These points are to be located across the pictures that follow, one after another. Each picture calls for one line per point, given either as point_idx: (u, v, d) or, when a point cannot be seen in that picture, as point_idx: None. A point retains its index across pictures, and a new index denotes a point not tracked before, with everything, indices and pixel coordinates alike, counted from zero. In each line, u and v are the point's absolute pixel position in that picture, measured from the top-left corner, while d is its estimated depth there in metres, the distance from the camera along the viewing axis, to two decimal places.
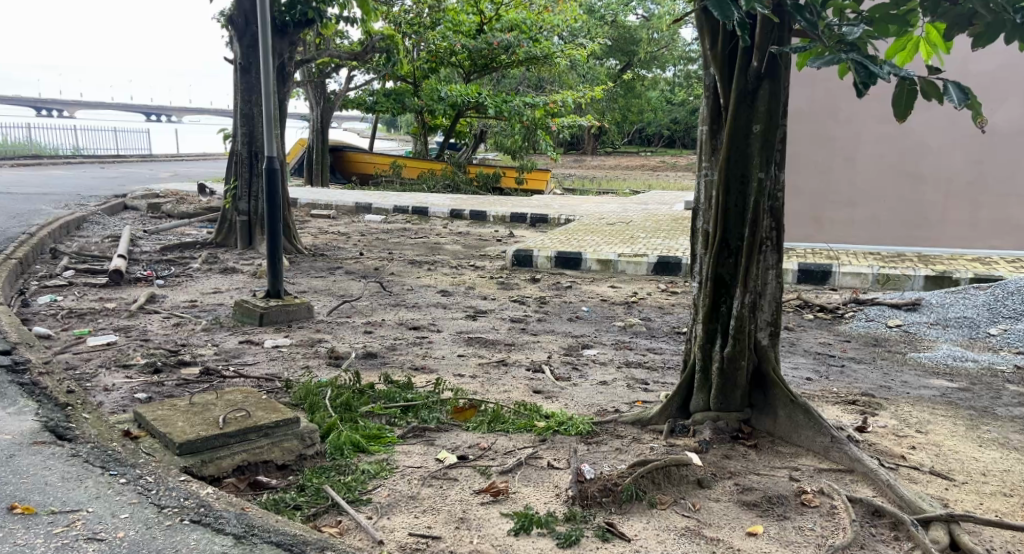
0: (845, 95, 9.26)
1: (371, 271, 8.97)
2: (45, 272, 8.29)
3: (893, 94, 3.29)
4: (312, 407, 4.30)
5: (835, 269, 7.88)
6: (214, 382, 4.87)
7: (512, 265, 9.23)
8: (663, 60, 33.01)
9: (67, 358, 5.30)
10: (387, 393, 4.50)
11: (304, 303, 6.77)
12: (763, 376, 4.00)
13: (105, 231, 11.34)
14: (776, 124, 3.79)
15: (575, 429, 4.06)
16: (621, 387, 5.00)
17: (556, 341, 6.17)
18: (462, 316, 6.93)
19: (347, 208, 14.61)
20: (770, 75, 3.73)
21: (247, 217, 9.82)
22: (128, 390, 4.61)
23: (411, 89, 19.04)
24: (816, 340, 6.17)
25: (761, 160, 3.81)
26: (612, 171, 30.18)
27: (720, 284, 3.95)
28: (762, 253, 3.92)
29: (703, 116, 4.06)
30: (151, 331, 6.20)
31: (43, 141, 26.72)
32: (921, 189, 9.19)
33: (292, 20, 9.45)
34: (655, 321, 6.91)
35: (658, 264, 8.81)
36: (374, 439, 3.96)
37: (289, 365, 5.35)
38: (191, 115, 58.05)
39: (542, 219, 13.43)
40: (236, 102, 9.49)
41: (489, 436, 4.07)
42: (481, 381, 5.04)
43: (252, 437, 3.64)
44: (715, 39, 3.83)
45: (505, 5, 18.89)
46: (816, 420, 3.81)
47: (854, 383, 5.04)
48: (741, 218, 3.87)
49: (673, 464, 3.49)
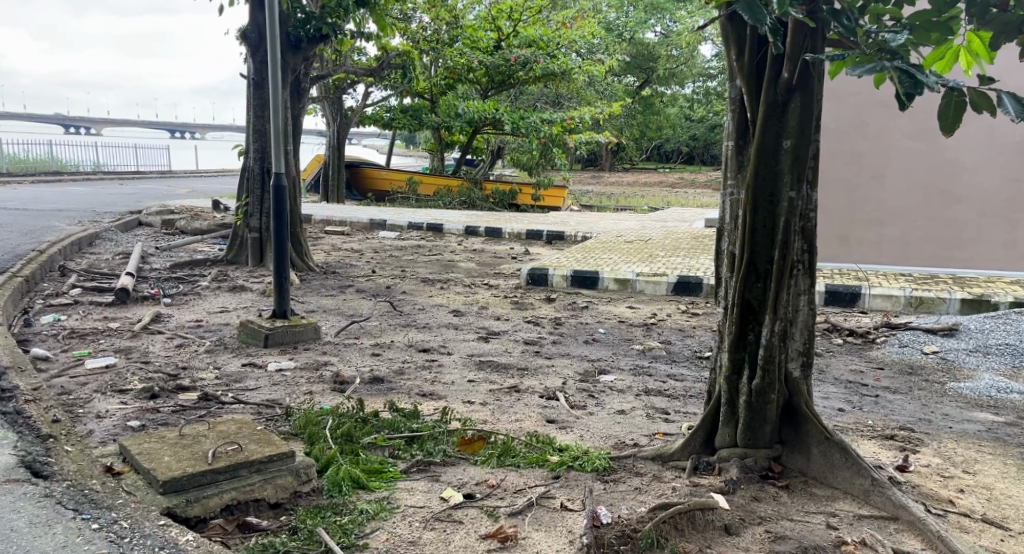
0: (874, 109, 8.94)
1: (383, 290, 8.74)
2: (51, 290, 8.12)
3: (940, 105, 3.03)
4: (312, 438, 4.04)
5: (865, 291, 7.55)
6: (211, 409, 4.64)
7: (527, 284, 8.99)
8: (681, 77, 32.30)
9: (61, 382, 5.09)
10: (392, 422, 4.25)
11: (310, 323, 6.53)
12: (794, 410, 3.71)
13: (116, 247, 11.19)
14: (809, 139, 3.52)
15: (590, 465, 3.77)
16: (640, 417, 4.71)
17: (572, 366, 5.89)
18: (473, 338, 6.68)
19: (362, 224, 14.44)
20: (802, 87, 3.46)
21: (258, 233, 9.62)
22: (121, 417, 4.38)
23: (428, 106, 18.80)
24: (847, 367, 5.86)
25: (792, 178, 3.53)
26: (631, 188, 29.86)
27: (748, 309, 3.66)
28: (794, 278, 3.64)
29: (729, 130, 3.81)
30: (152, 352, 5.99)
31: (64, 157, 26.86)
32: (954, 208, 8.85)
33: (306, 36, 9.24)
34: (676, 345, 6.62)
35: (678, 283, 8.51)
36: (375, 474, 3.69)
37: (292, 390, 5.11)
38: (212, 132, 58.53)
39: (558, 236, 13.17)
40: (249, 118, 9.34)
41: (498, 473, 3.79)
42: (492, 409, 4.78)
43: (243, 473, 3.42)
44: (741, 49, 3.58)
45: (523, 22, 18.76)
46: (854, 460, 3.51)
47: (890, 415, 4.75)
48: (770, 240, 3.59)
49: (698, 508, 3.22)
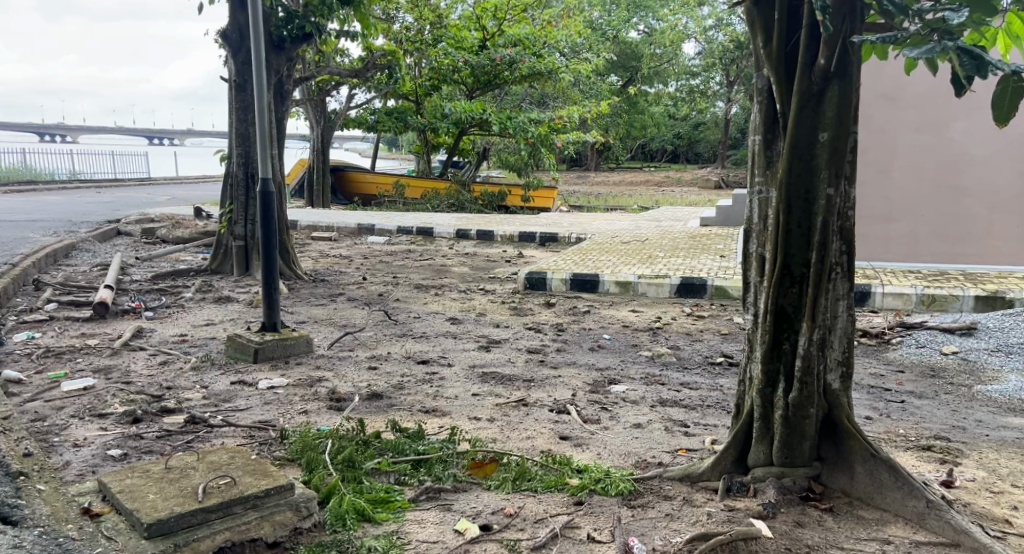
0: (878, 103, 8.73)
1: (375, 298, 8.41)
2: (25, 306, 7.74)
3: (995, 93, 2.75)
4: (310, 464, 3.72)
5: (876, 289, 7.29)
6: (200, 433, 4.32)
7: (524, 288, 8.69)
8: (665, 76, 32.18)
9: (35, 408, 4.75)
10: (395, 444, 3.94)
11: (302, 336, 6.21)
12: (835, 425, 3.42)
13: (94, 259, 10.80)
14: (847, 131, 3.24)
15: (614, 489, 3.48)
16: (659, 431, 4.43)
17: (579, 376, 5.59)
18: (473, 347, 6.36)
19: (349, 229, 14.10)
20: (840, 74, 3.17)
21: (244, 241, 9.26)
22: (101, 448, 4.05)
23: (414, 107, 18.49)
24: (867, 371, 5.59)
25: (829, 174, 3.25)
26: (618, 187, 29.65)
27: (782, 317, 3.39)
28: (832, 282, 3.35)
29: (756, 124, 3.52)
30: (135, 371, 5.64)
31: (38, 166, 26.27)
32: (964, 202, 8.63)
33: (290, 35, 8.92)
34: (685, 350, 6.34)
35: (680, 285, 8.24)
36: (381, 503, 3.39)
37: (285, 410, 4.78)
38: (193, 138, 57.97)
39: (552, 238, 12.90)
40: (231, 121, 8.99)
41: (515, 499, 3.49)
42: (501, 426, 4.48)
43: (237, 510, 3.12)
44: (769, 35, 3.30)
45: (509, 21, 18.52)
46: (904, 480, 3.24)
47: (922, 422, 4.49)
48: (806, 241, 3.31)
49: (740, 538, 2.98)
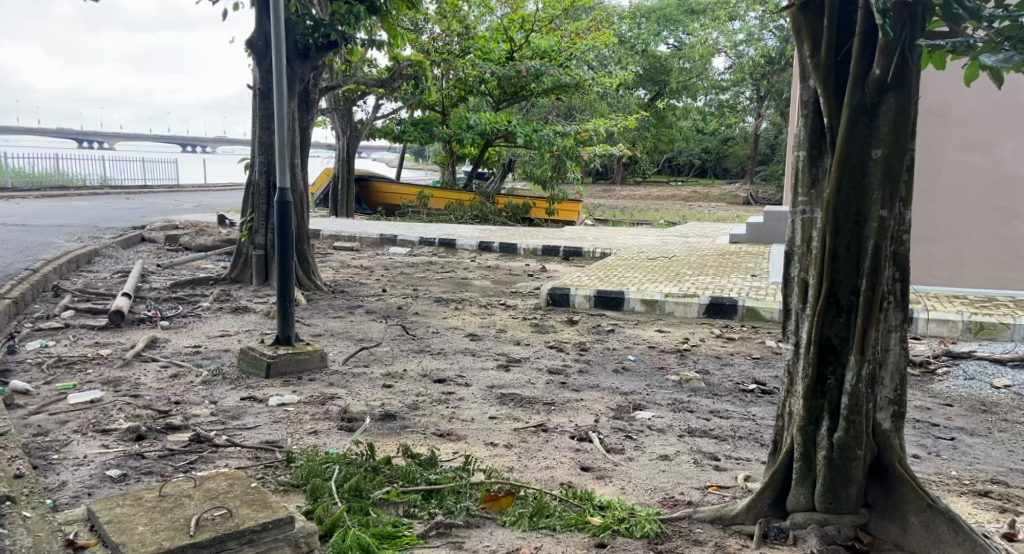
0: (924, 120, 8.40)
1: (394, 311, 8.18)
2: (41, 313, 7.61)
3: None
4: (315, 492, 3.50)
5: (919, 315, 6.94)
6: (203, 453, 4.11)
7: (546, 304, 8.44)
8: (694, 91, 31.85)
9: (38, 422, 4.58)
10: (406, 472, 3.68)
11: (316, 350, 6.00)
12: (885, 468, 3.13)
13: (116, 266, 10.69)
14: (903, 147, 2.97)
15: (639, 530, 3.21)
16: (687, 465, 4.14)
17: (603, 401, 5.32)
18: (493, 366, 6.11)
19: (371, 239, 13.92)
20: (898, 85, 2.91)
21: (264, 250, 9.11)
22: (99, 468, 3.85)
23: (440, 118, 18.39)
24: (912, 404, 5.25)
25: (882, 195, 2.98)
26: (645, 202, 29.26)
27: (827, 348, 3.11)
28: (884, 311, 3.07)
29: (800, 139, 3.25)
30: (144, 384, 5.45)
31: (71, 172, 26.41)
32: (1013, 225, 8.27)
33: (315, 44, 8.74)
34: (715, 375, 6.03)
35: (710, 305, 7.92)
36: (388, 539, 3.14)
37: (294, 430, 4.56)
38: (223, 146, 58.48)
39: (576, 253, 12.64)
40: (255, 129, 8.85)
41: (531, 538, 3.22)
42: (519, 453, 4.23)
43: (232, 546, 2.90)
44: (818, 43, 3.03)
45: (537, 32, 18.32)
46: (963, 533, 2.94)
47: (975, 464, 4.16)
48: (855, 267, 3.04)
49: None
